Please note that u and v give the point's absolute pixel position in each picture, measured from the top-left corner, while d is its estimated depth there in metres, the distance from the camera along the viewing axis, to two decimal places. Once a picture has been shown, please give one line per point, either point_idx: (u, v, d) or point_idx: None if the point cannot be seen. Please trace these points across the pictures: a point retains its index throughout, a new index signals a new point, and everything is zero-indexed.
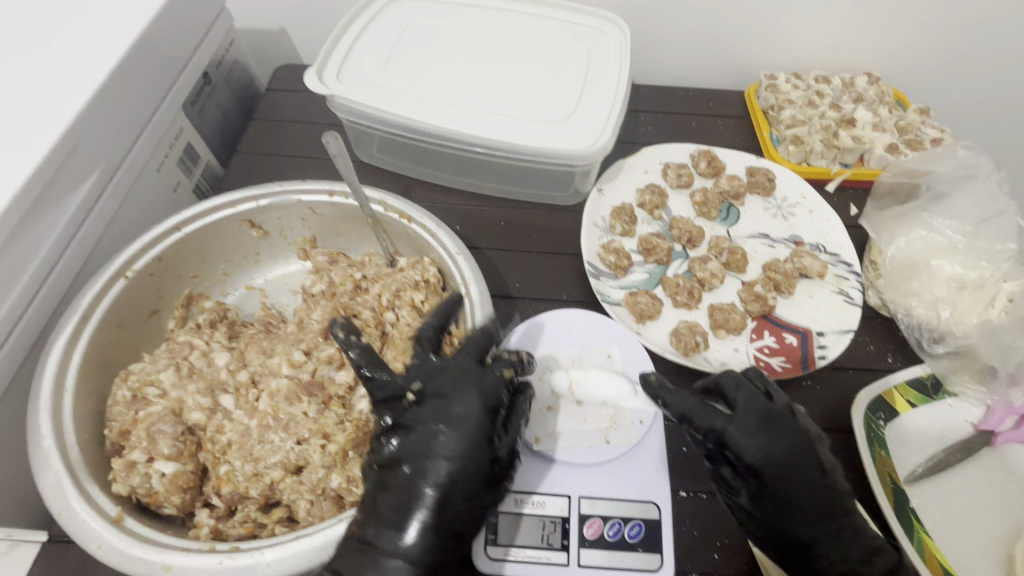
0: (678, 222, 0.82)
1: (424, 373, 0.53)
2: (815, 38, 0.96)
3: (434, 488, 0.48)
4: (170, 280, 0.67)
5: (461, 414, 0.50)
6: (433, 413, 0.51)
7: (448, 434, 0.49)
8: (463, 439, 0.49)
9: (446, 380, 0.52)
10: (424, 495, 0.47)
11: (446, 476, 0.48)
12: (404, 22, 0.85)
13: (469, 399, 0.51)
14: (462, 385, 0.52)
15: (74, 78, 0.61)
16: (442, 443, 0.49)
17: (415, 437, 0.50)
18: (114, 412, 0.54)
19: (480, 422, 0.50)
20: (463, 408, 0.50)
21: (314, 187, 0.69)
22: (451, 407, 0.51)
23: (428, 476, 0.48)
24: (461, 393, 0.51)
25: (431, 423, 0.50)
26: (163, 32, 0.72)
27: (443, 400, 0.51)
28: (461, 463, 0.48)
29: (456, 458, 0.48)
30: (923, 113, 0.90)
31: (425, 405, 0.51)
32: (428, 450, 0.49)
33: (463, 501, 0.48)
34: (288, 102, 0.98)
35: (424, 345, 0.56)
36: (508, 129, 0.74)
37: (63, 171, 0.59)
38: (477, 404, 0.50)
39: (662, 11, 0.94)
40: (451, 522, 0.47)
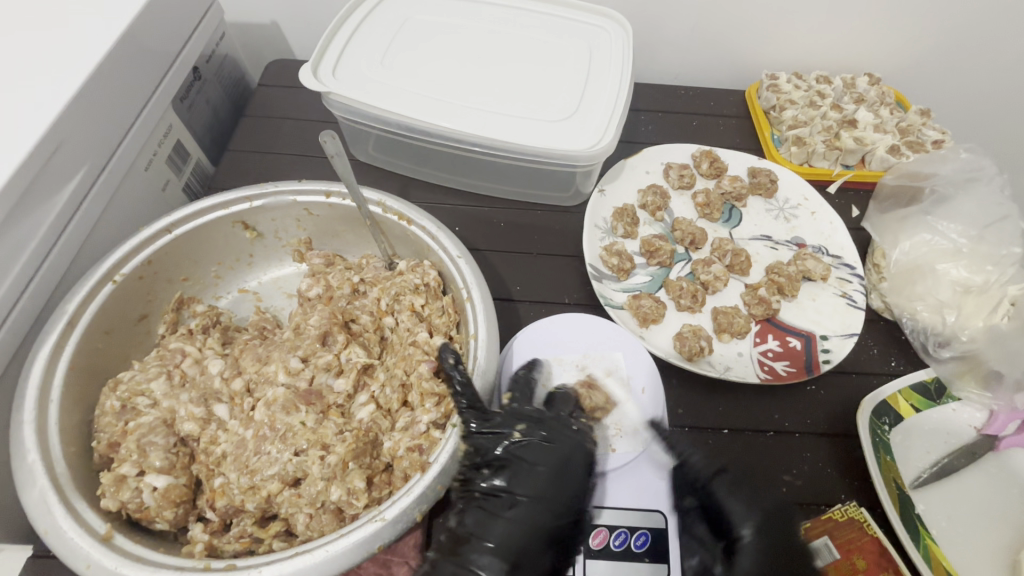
0: (680, 224, 0.81)
1: (527, 419, 0.56)
2: (815, 39, 0.96)
3: (530, 529, 0.51)
4: (159, 283, 0.64)
5: (564, 462, 0.54)
6: (541, 456, 0.54)
7: (552, 480, 0.53)
8: (565, 488, 0.53)
9: (548, 431, 0.56)
10: (517, 532, 0.51)
11: (545, 516, 0.52)
12: (401, 18, 0.83)
13: (573, 447, 0.55)
14: (566, 435, 0.56)
15: (57, 75, 0.59)
16: (544, 488, 0.53)
17: (524, 473, 0.54)
18: (103, 422, 0.52)
19: (581, 474, 0.55)
20: (570, 460, 0.54)
21: (310, 187, 0.66)
22: (556, 453, 0.54)
23: (526, 513, 0.52)
24: (566, 442, 0.55)
25: (531, 466, 0.54)
26: (151, 27, 0.69)
27: (547, 445, 0.55)
28: (560, 509, 0.53)
29: (559, 505, 0.53)
30: (924, 115, 0.90)
31: (532, 448, 0.55)
32: (529, 494, 0.53)
33: (556, 542, 0.52)
34: (281, 98, 0.96)
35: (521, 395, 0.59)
36: (510, 129, 0.72)
37: (47, 171, 0.56)
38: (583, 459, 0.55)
39: (664, 10, 0.93)
40: (540, 563, 0.51)
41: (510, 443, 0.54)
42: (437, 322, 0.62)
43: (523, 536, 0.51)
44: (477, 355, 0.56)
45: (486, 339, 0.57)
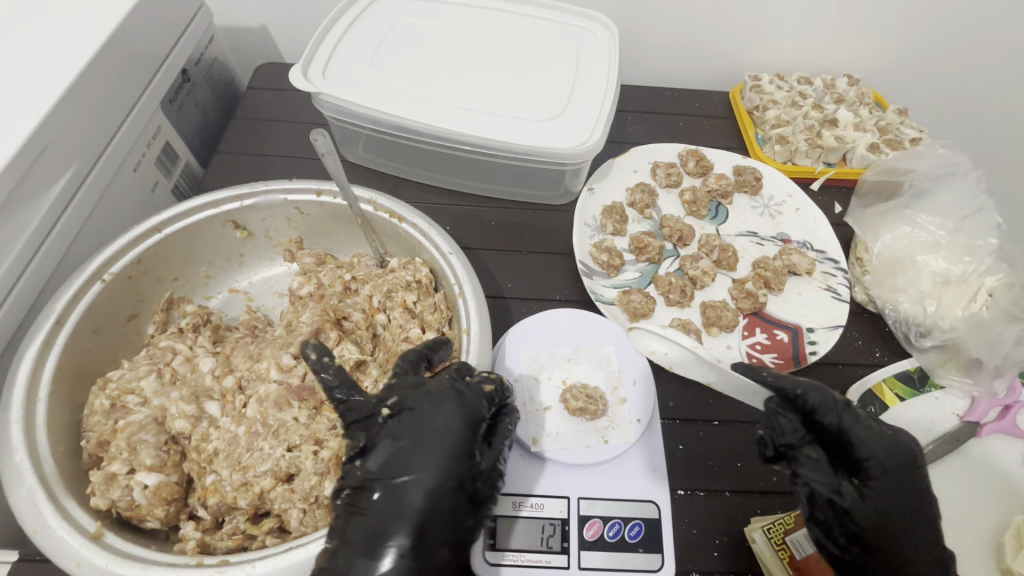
0: (668, 220, 0.82)
1: (402, 391, 0.50)
2: (795, 42, 0.99)
3: (414, 510, 0.45)
4: (149, 283, 0.64)
5: (441, 428, 0.47)
6: (413, 427, 0.48)
7: (421, 452, 0.46)
8: (437, 457, 0.46)
9: (420, 398, 0.49)
10: (398, 519, 0.44)
11: (421, 492, 0.45)
12: (390, 21, 0.84)
13: (450, 410, 0.48)
14: (445, 398, 0.49)
15: (45, 75, 0.59)
16: (420, 461, 0.46)
17: (394, 451, 0.47)
18: (92, 422, 0.51)
19: (460, 438, 0.47)
20: (444, 427, 0.48)
21: (301, 186, 0.66)
22: (427, 422, 0.48)
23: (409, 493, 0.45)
24: (444, 409, 0.49)
25: (405, 440, 0.47)
26: (139, 27, 0.69)
27: (421, 414, 0.48)
28: (436, 484, 0.46)
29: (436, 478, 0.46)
30: (901, 114, 0.92)
31: (403, 421, 0.48)
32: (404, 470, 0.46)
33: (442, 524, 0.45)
34: (271, 101, 0.96)
35: (404, 364, 0.53)
36: (499, 128, 0.73)
37: (33, 171, 0.56)
38: (459, 419, 0.48)
39: (648, 14, 0.95)
40: (424, 552, 0.44)
41: (380, 421, 0.49)
42: (429, 318, 0.63)
43: (398, 523, 0.44)
44: (469, 352, 0.57)
45: (479, 334, 0.58)
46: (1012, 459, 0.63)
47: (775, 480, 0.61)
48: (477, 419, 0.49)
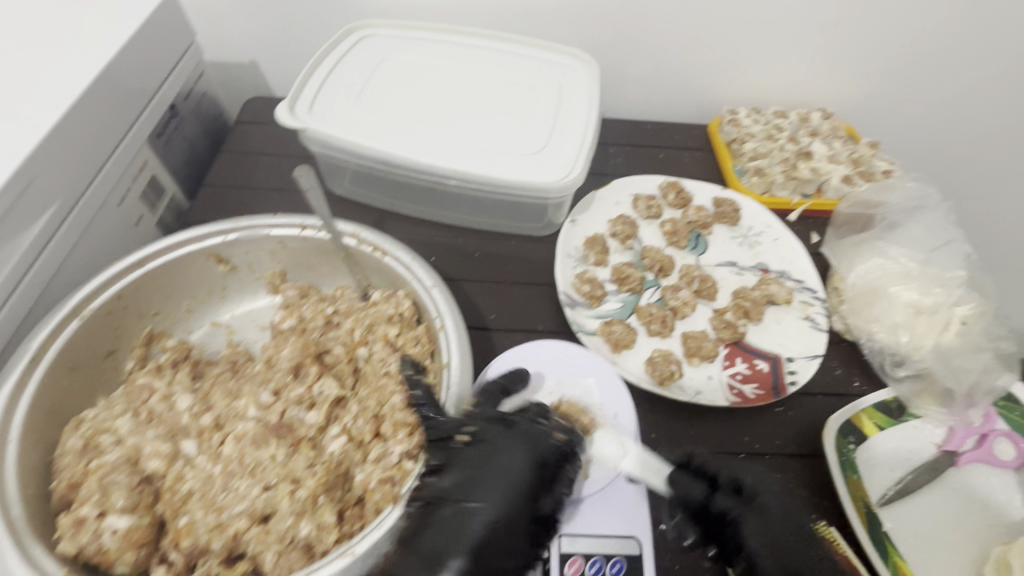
0: (649, 251, 0.83)
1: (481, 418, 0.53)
2: (770, 78, 1.02)
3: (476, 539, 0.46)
4: (129, 318, 0.64)
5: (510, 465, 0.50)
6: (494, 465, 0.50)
7: (483, 485, 0.49)
8: (496, 489, 0.49)
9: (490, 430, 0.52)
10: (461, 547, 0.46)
11: (487, 522, 0.47)
12: (377, 57, 0.86)
13: (520, 445, 0.51)
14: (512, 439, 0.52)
15: (35, 115, 0.60)
16: (485, 490, 0.49)
17: (462, 477, 0.50)
18: (64, 462, 0.50)
19: (532, 477, 0.50)
20: (514, 459, 0.51)
21: (284, 220, 0.67)
22: (495, 460, 0.50)
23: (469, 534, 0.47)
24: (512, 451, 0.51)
25: (472, 466, 0.50)
26: (128, 66, 0.71)
27: (494, 443, 0.51)
28: (499, 515, 0.48)
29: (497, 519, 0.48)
30: (873, 147, 0.95)
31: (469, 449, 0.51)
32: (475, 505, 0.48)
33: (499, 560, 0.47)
34: (259, 133, 0.97)
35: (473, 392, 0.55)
36: (481, 162, 0.75)
37: (16, 208, 0.56)
38: (527, 457, 0.51)
39: (627, 52, 0.98)
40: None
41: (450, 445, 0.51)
42: (411, 351, 0.63)
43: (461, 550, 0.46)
44: (449, 387, 0.57)
45: (459, 368, 0.58)
46: (988, 488, 0.63)
47: None
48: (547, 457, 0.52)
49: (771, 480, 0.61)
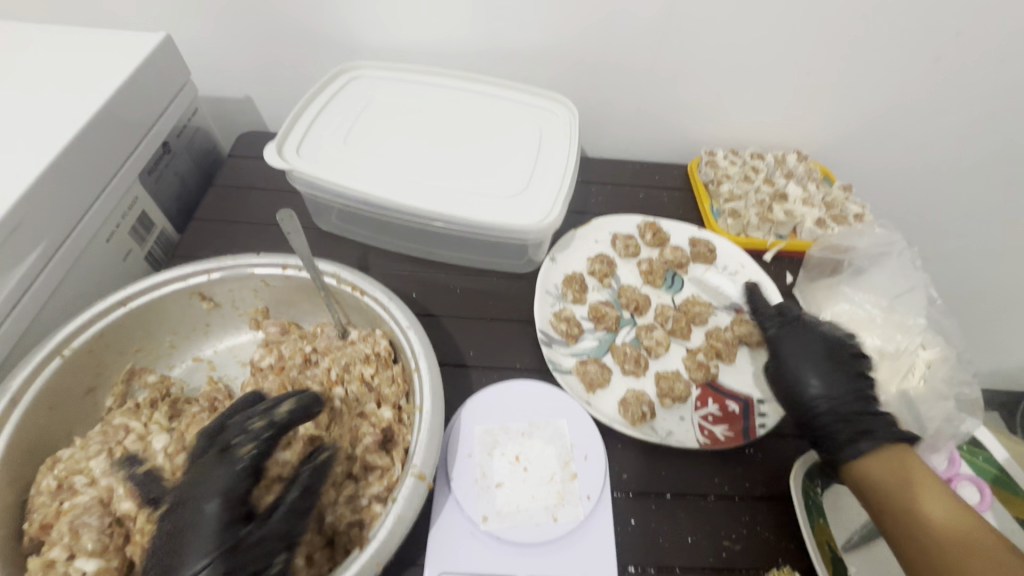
0: (625, 290, 0.85)
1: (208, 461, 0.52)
2: (747, 122, 1.06)
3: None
4: (111, 356, 0.65)
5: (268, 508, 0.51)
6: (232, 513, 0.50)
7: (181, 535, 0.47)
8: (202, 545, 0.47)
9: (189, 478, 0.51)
10: None
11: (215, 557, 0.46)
12: (365, 99, 0.89)
13: (212, 483, 0.50)
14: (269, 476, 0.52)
15: (28, 160, 0.62)
16: (201, 529, 0.47)
17: (181, 522, 0.48)
18: (38, 502, 0.51)
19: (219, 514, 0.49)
20: (196, 501, 0.49)
21: (267, 260, 0.69)
22: (186, 511, 0.49)
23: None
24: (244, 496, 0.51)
25: (195, 508, 0.49)
26: (121, 109, 0.73)
27: (203, 484, 0.50)
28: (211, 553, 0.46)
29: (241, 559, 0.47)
30: (846, 190, 0.99)
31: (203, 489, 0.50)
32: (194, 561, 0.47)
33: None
34: (250, 167, 1.00)
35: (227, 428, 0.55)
36: (460, 205, 0.77)
37: (3, 251, 0.58)
38: (212, 496, 0.49)
39: (609, 95, 1.02)
40: None
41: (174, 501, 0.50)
42: (386, 391, 0.65)
43: None
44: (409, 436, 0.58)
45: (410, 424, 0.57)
46: None
47: (723, 557, 0.62)
48: (238, 490, 0.51)
49: (817, 362, 0.70)
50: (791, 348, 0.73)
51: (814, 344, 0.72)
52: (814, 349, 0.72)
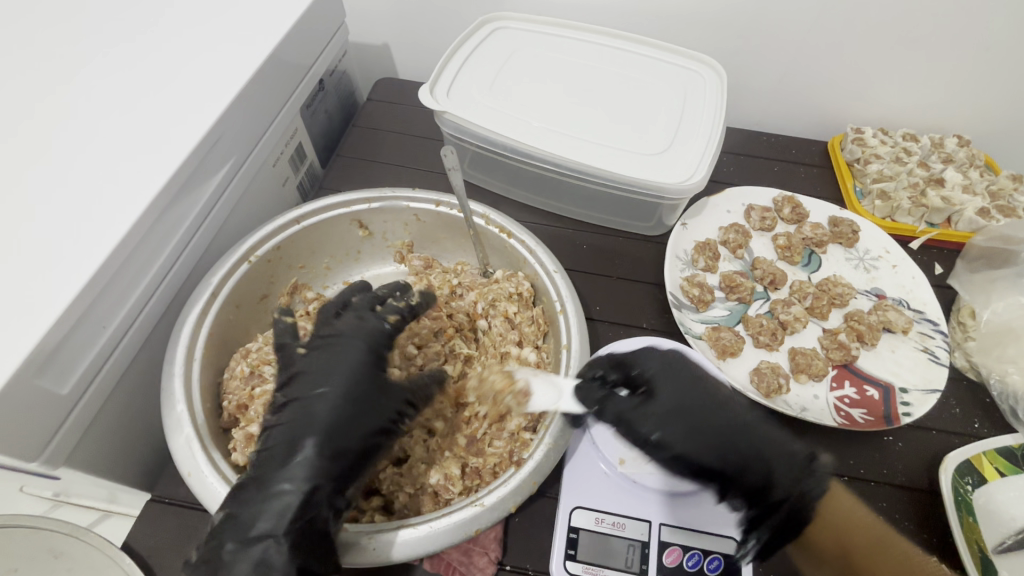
0: (760, 263, 0.83)
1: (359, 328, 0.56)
2: (905, 98, 0.98)
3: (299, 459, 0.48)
4: (282, 268, 0.71)
5: (338, 365, 0.53)
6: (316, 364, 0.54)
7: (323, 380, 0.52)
8: (320, 404, 0.51)
9: (336, 339, 0.55)
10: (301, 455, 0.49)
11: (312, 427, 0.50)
12: (511, 49, 0.90)
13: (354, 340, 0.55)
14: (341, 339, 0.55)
15: (226, 78, 0.67)
16: (317, 415, 0.50)
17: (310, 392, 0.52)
18: (234, 385, 0.58)
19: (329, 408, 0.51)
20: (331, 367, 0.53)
21: (422, 195, 0.73)
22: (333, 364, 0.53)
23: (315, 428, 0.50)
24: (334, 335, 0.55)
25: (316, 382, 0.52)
26: (296, 42, 0.77)
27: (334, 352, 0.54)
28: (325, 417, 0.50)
29: (339, 405, 0.51)
30: (1016, 180, 0.89)
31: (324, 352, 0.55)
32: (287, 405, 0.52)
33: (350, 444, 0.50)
34: (387, 112, 1.04)
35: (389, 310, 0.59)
36: (607, 158, 0.77)
37: (205, 161, 0.64)
38: (355, 361, 0.53)
39: (754, 60, 0.97)
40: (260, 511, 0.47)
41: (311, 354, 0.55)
42: (527, 330, 0.67)
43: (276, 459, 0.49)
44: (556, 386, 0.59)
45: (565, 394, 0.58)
46: None
47: None
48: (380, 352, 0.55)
49: (710, 418, 0.55)
50: (682, 410, 0.55)
51: (715, 406, 0.56)
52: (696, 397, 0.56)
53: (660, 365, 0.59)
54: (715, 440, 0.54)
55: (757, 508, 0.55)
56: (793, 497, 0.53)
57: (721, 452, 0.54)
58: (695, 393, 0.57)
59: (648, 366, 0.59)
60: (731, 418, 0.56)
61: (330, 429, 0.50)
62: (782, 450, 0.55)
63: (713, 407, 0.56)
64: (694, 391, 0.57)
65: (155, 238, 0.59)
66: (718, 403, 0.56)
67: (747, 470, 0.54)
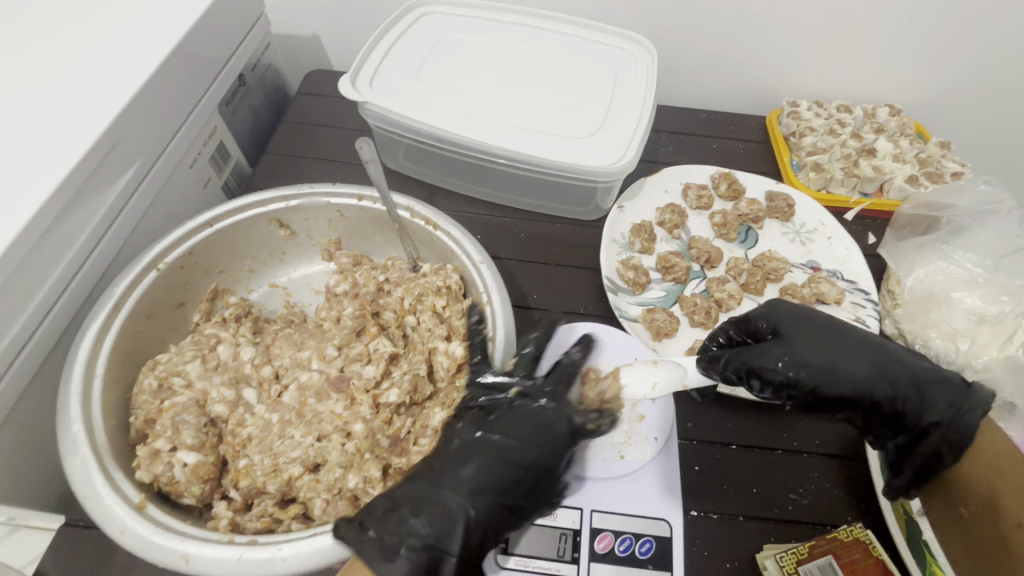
0: (697, 242, 0.83)
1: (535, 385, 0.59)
2: (838, 70, 0.98)
3: (499, 481, 0.52)
4: (198, 274, 0.68)
5: (535, 427, 0.55)
6: (503, 416, 0.56)
7: (523, 433, 0.55)
8: (529, 441, 0.55)
9: (543, 388, 0.59)
10: (486, 482, 0.52)
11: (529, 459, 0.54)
12: (437, 35, 0.87)
13: (562, 411, 0.57)
14: (545, 411, 0.56)
15: (123, 75, 0.63)
16: (513, 445, 0.54)
17: (531, 425, 0.55)
18: (141, 400, 0.56)
19: (542, 445, 0.55)
20: (537, 422, 0.56)
21: (343, 190, 0.71)
22: (531, 417, 0.56)
23: (494, 478, 0.52)
24: (552, 402, 0.57)
25: (513, 423, 0.55)
26: (205, 36, 0.73)
27: (537, 409, 0.56)
28: (527, 460, 0.54)
29: (530, 460, 0.54)
30: (944, 147, 0.90)
31: (527, 409, 0.56)
32: (508, 435, 0.55)
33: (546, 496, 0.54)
34: (318, 106, 1.01)
35: (524, 364, 0.61)
36: (536, 143, 0.75)
37: (103, 166, 0.60)
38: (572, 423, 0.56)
39: (688, 36, 0.96)
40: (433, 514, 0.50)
41: (509, 398, 0.57)
42: (456, 324, 0.65)
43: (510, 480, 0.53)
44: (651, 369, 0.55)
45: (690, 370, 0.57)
46: None
47: (790, 509, 0.60)
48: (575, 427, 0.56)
49: (837, 346, 0.58)
50: (824, 357, 0.56)
51: (857, 345, 0.58)
52: (866, 354, 0.58)
53: (787, 314, 0.61)
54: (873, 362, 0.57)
55: (905, 435, 0.57)
56: (944, 418, 0.55)
57: (868, 376, 0.56)
58: (842, 340, 0.59)
59: (778, 317, 0.61)
60: (849, 333, 0.59)
61: (515, 486, 0.53)
62: (923, 366, 0.59)
63: (854, 335, 0.59)
64: (843, 337, 0.59)
65: (48, 250, 0.55)
66: (845, 327, 0.60)
67: (897, 383, 0.56)
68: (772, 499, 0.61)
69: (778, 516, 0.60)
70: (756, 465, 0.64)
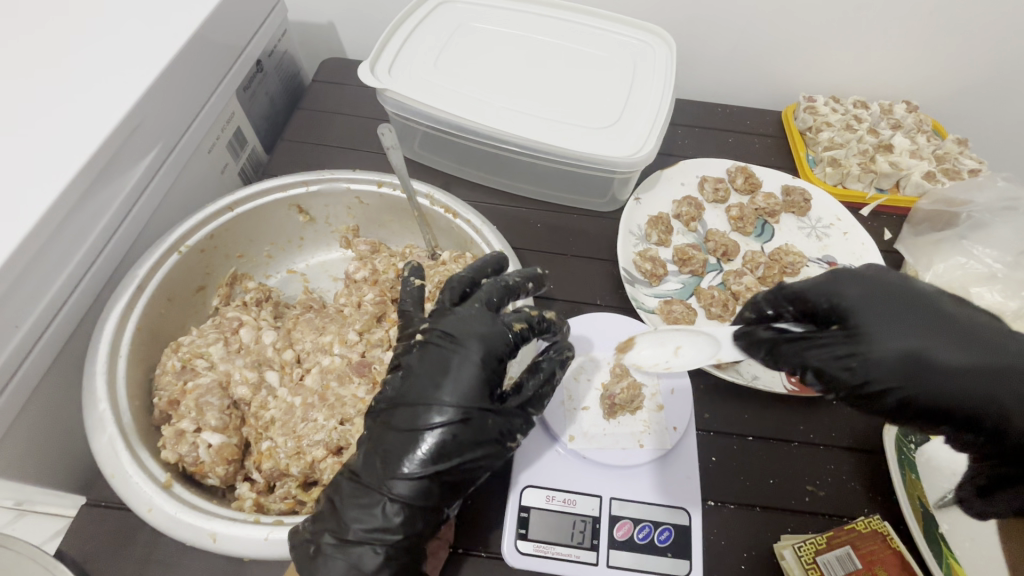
0: (713, 235, 0.83)
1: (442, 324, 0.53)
2: (856, 66, 0.98)
3: (430, 442, 0.48)
4: (218, 258, 0.69)
5: (447, 376, 0.50)
6: (414, 373, 0.51)
7: (435, 384, 0.50)
8: (442, 389, 0.49)
9: (451, 324, 0.52)
10: (419, 449, 0.48)
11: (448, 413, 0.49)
12: (455, 24, 0.87)
13: (472, 342, 0.51)
14: (456, 356, 0.50)
15: (145, 58, 0.63)
16: (432, 399, 0.49)
17: (439, 373, 0.50)
18: (164, 380, 0.56)
19: (464, 391, 0.49)
20: (452, 366, 0.50)
21: (364, 176, 0.71)
22: (440, 362, 0.51)
23: (419, 450, 0.48)
24: (469, 341, 0.51)
25: (427, 376, 0.50)
26: (223, 21, 0.73)
27: (441, 354, 0.51)
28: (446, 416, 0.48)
29: (453, 413, 0.49)
30: (961, 144, 0.90)
31: (435, 355, 0.51)
32: (418, 386, 0.50)
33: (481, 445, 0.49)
34: (334, 94, 1.00)
35: (450, 291, 0.55)
36: (555, 132, 0.75)
37: (125, 148, 0.60)
38: (481, 354, 0.50)
39: (706, 30, 0.96)
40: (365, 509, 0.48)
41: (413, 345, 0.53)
42: None
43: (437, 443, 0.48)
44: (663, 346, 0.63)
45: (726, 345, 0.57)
46: None
47: (807, 500, 0.61)
48: (501, 355, 0.51)
49: (918, 340, 0.45)
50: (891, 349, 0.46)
51: (938, 332, 0.46)
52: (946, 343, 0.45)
53: (862, 293, 0.49)
54: (973, 361, 0.44)
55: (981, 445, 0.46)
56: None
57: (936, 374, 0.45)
58: (916, 324, 0.46)
59: (848, 295, 0.49)
60: (942, 317, 0.46)
61: (439, 449, 0.48)
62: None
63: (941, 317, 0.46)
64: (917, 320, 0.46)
65: (72, 231, 0.55)
66: (941, 310, 0.47)
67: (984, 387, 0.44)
68: (790, 492, 0.61)
69: (796, 508, 0.60)
70: (773, 457, 0.64)
